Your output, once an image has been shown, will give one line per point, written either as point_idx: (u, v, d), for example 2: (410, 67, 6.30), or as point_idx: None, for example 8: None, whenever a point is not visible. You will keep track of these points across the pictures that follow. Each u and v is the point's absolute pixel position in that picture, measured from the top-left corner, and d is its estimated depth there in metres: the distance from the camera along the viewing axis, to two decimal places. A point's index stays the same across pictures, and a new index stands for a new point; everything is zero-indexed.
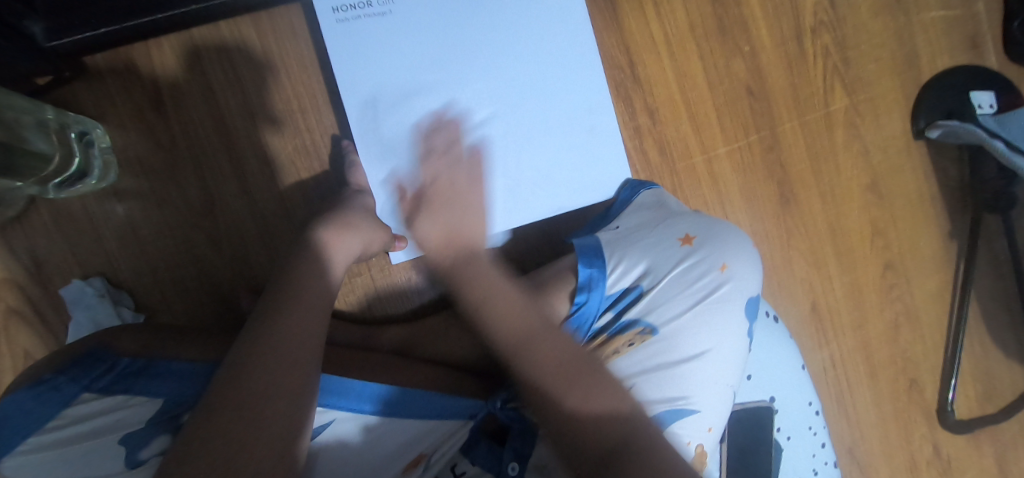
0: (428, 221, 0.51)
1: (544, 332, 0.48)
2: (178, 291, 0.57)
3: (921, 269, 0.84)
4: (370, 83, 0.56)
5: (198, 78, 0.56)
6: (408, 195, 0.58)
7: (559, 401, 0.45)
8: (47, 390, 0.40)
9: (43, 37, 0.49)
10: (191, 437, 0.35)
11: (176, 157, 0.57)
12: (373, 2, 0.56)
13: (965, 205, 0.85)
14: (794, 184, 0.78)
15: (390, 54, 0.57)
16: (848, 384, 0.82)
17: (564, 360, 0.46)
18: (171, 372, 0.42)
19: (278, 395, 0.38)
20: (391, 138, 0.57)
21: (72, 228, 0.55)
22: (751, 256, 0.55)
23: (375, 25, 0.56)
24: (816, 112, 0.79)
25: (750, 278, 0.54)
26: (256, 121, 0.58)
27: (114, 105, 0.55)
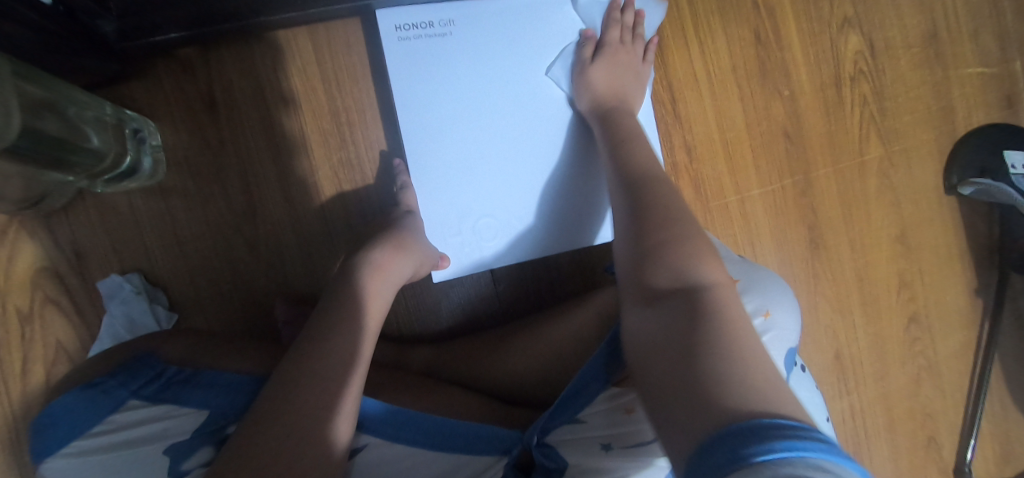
0: (605, 68, 0.60)
1: (667, 191, 0.48)
2: (212, 293, 0.57)
3: (945, 324, 0.84)
4: (427, 101, 0.58)
5: (252, 84, 0.57)
6: (454, 215, 0.59)
7: (648, 230, 0.44)
8: (98, 393, 0.41)
9: (114, 38, 0.50)
10: (238, 453, 0.37)
11: (223, 159, 0.57)
12: (434, 23, 0.58)
13: (991, 263, 0.85)
14: (824, 230, 0.78)
15: (447, 75, 0.58)
16: (866, 436, 0.81)
17: (670, 211, 0.45)
18: (214, 382, 0.42)
19: (322, 415, 0.40)
20: (442, 157, 0.58)
21: (116, 223, 0.55)
22: (791, 305, 0.55)
23: (434, 46, 0.58)
24: (851, 160, 0.79)
25: (790, 328, 0.54)
26: (305, 130, 0.59)
27: (167, 105, 0.56)
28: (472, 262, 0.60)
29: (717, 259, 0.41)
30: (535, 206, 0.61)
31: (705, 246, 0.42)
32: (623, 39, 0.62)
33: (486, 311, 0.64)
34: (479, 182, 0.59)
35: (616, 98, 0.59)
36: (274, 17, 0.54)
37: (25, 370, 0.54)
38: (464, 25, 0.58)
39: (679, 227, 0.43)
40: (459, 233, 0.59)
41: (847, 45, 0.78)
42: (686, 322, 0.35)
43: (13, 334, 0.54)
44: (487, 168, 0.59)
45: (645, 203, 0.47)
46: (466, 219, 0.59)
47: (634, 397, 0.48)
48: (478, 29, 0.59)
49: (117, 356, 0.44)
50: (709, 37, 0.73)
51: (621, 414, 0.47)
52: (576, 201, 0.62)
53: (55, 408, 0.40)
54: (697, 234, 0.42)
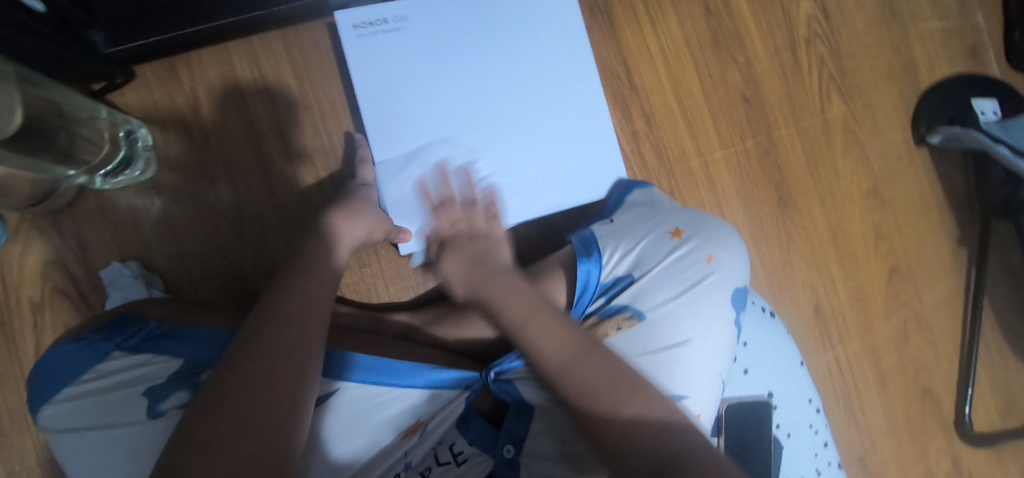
0: (451, 258, 0.56)
1: (597, 356, 0.48)
2: (202, 275, 0.62)
3: (929, 275, 0.84)
4: (387, 89, 0.63)
5: (230, 84, 0.63)
6: (418, 192, 0.63)
7: (631, 423, 0.45)
8: (84, 347, 0.45)
9: (103, 45, 0.56)
10: (216, 390, 0.39)
11: (208, 153, 0.63)
12: (389, 19, 0.63)
13: (970, 212, 0.85)
14: (792, 188, 0.80)
15: (404, 64, 0.63)
16: (856, 390, 0.81)
17: (625, 385, 0.46)
18: (189, 335, 0.46)
19: (284, 356, 0.42)
20: (403, 140, 0.63)
21: (116, 218, 0.61)
22: (736, 248, 0.58)
23: (390, 40, 0.63)
24: (813, 119, 0.81)
25: (738, 270, 0.57)
26: (281, 124, 0.64)
27: (157, 108, 0.62)
28: None
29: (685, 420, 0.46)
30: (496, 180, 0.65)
31: (673, 413, 0.46)
32: (460, 213, 0.60)
33: None
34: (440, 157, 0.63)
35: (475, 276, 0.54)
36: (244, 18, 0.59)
37: (38, 353, 0.59)
38: (417, 18, 0.64)
39: (647, 409, 0.46)
40: (422, 208, 0.63)
41: (799, 9, 0.81)
42: None
43: (27, 321, 0.59)
44: (446, 144, 0.64)
45: (583, 383, 0.46)
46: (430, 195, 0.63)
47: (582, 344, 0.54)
48: (430, 21, 0.64)
49: (101, 319, 0.48)
50: (659, 12, 0.77)
51: None
52: (531, 170, 0.66)
53: (49, 359, 0.45)
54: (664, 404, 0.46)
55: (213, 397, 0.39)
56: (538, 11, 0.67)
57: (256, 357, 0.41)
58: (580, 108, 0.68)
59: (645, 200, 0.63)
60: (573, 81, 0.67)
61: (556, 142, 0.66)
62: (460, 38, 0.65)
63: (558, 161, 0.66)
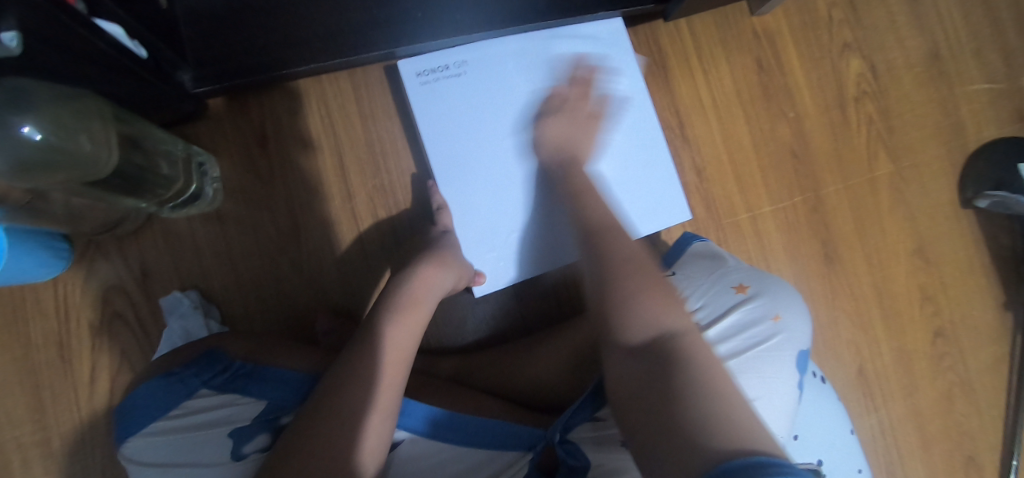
0: (557, 124, 0.64)
1: (623, 234, 0.52)
2: (259, 308, 0.63)
3: (974, 338, 0.83)
4: (447, 133, 0.64)
5: (299, 122, 0.65)
6: (488, 233, 0.64)
7: (616, 280, 0.47)
8: (175, 381, 0.47)
9: (190, 85, 0.58)
10: (303, 437, 0.40)
11: (272, 187, 0.64)
12: (450, 65, 0.64)
13: (1015, 276, 0.85)
14: (838, 245, 0.80)
15: (471, 108, 0.65)
16: (898, 455, 0.79)
17: (635, 257, 0.49)
18: (273, 377, 0.47)
19: (365, 409, 0.43)
20: (475, 181, 0.64)
21: (179, 246, 0.62)
22: (801, 310, 0.58)
23: (453, 84, 0.64)
24: (861, 177, 0.82)
25: (804, 333, 0.57)
26: (344, 161, 0.65)
27: (226, 141, 0.64)
28: (506, 274, 0.65)
29: (680, 306, 0.45)
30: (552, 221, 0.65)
31: (670, 295, 0.46)
32: (583, 98, 0.66)
33: (510, 326, 0.68)
34: (511, 198, 0.65)
35: (561, 153, 0.63)
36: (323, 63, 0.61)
37: (92, 378, 0.59)
38: (478, 64, 0.65)
39: (636, 270, 0.47)
40: (492, 248, 0.64)
41: (849, 68, 0.82)
42: (670, 375, 0.39)
43: (84, 345, 0.59)
44: (515, 185, 0.65)
45: (602, 247, 0.50)
46: (498, 236, 0.65)
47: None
48: (490, 65, 0.66)
49: (188, 355, 0.50)
50: (712, 66, 0.78)
51: None
52: None
53: (140, 392, 0.47)
54: (664, 284, 0.46)
55: (297, 445, 0.40)
56: (589, 56, 0.68)
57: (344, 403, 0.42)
58: (638, 156, 0.68)
59: (708, 252, 0.63)
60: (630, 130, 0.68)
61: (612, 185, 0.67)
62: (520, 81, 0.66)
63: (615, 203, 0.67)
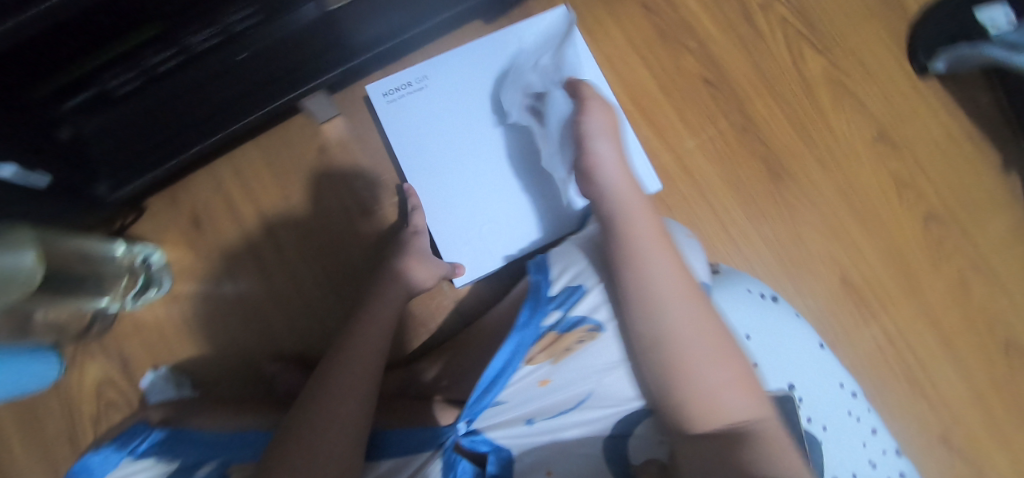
0: (606, 134, 0.57)
1: (688, 296, 0.48)
2: (224, 370, 0.69)
3: (968, 216, 0.75)
4: (418, 141, 0.71)
5: (221, 196, 0.71)
6: (462, 228, 0.70)
7: (693, 365, 0.46)
8: (107, 453, 0.57)
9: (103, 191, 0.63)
10: (295, 426, 0.49)
11: (213, 260, 0.70)
12: (411, 82, 0.72)
13: (997, 139, 0.76)
14: (782, 159, 0.75)
15: (432, 116, 0.72)
16: (917, 359, 0.72)
17: (693, 331, 0.47)
18: (185, 437, 0.57)
19: (343, 394, 0.51)
20: (446, 183, 0.71)
21: (145, 332, 0.68)
22: (689, 247, 0.57)
23: (415, 98, 0.72)
24: (790, 82, 0.77)
25: (699, 266, 0.56)
26: (267, 220, 0.71)
27: (165, 231, 0.70)
28: (483, 264, 0.70)
29: (745, 376, 0.47)
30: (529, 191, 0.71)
31: (735, 365, 0.47)
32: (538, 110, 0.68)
33: (450, 328, 0.71)
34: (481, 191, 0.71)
35: (625, 173, 0.55)
36: (239, 124, 0.67)
37: None
38: (435, 77, 0.72)
39: (691, 348, 0.46)
40: (466, 242, 0.70)
41: None
42: (766, 453, 0.43)
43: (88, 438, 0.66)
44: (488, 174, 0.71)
45: (676, 323, 0.47)
46: (472, 229, 0.70)
47: (546, 368, 0.52)
48: (448, 73, 0.73)
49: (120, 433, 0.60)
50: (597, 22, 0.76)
51: (530, 386, 0.52)
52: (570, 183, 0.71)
53: (84, 464, 0.57)
54: (726, 355, 0.47)
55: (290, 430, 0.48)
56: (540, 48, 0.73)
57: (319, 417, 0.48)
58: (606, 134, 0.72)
59: None
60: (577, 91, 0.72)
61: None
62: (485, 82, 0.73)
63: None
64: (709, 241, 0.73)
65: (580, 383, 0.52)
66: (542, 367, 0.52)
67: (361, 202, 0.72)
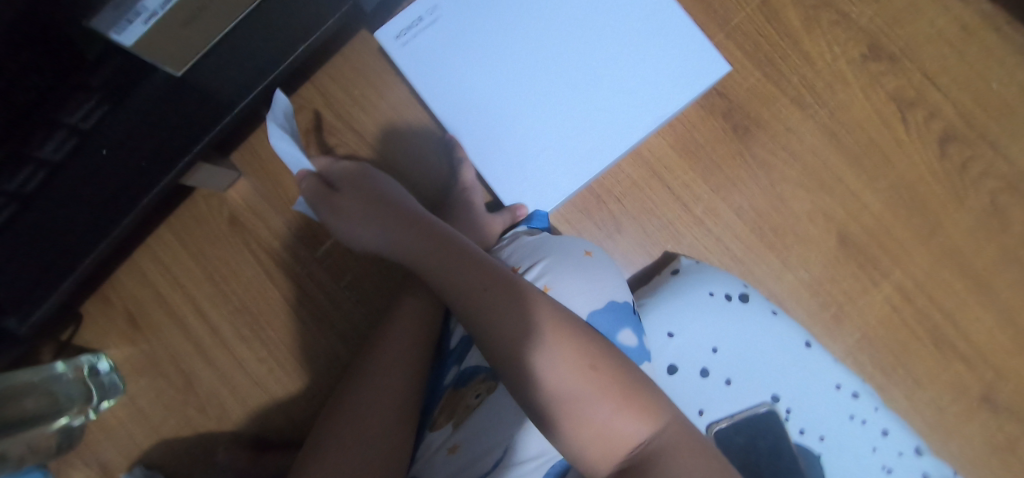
0: (368, 222, 0.53)
1: (536, 332, 0.42)
2: (192, 458, 0.67)
3: (992, 127, 0.60)
4: (445, 74, 0.59)
5: (147, 285, 0.68)
6: (519, 167, 0.59)
7: (562, 411, 0.41)
8: None
9: (17, 324, 0.59)
10: (343, 412, 0.49)
11: (155, 351, 0.68)
12: (422, 14, 0.60)
13: (1018, 21, 0.60)
14: (748, 107, 0.62)
15: (456, 44, 0.59)
16: (944, 313, 0.61)
17: (554, 373, 0.41)
18: None
19: (386, 377, 0.50)
20: (485, 119, 0.59)
21: (112, 434, 0.68)
22: (586, 268, 0.51)
23: (431, 34, 0.59)
24: (745, 8, 0.62)
25: (603, 284, 0.51)
26: (197, 300, 0.68)
27: (104, 331, 0.69)
28: (553, 194, 0.59)
29: (631, 395, 0.41)
30: (578, 115, 0.59)
31: (615, 388, 0.41)
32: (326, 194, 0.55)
33: None
34: (529, 118, 0.59)
35: (401, 232, 0.51)
36: (119, 227, 0.61)
37: None
38: (447, 1, 0.60)
39: (556, 394, 0.41)
40: (524, 179, 0.59)
41: None
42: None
43: None
44: (531, 95, 0.59)
45: (532, 370, 0.42)
46: (529, 163, 0.59)
47: (449, 434, 0.50)
48: None
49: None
50: None
51: (438, 457, 0.49)
52: (628, 88, 0.59)
53: None
54: (600, 382, 0.41)
55: (332, 417, 0.49)
56: None
57: (356, 413, 0.48)
58: (649, 24, 0.59)
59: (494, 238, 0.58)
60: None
61: (621, 50, 0.59)
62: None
63: (635, 69, 0.59)
64: (670, 227, 0.62)
65: (487, 443, 0.48)
66: (446, 432, 0.50)
67: (281, 261, 0.68)
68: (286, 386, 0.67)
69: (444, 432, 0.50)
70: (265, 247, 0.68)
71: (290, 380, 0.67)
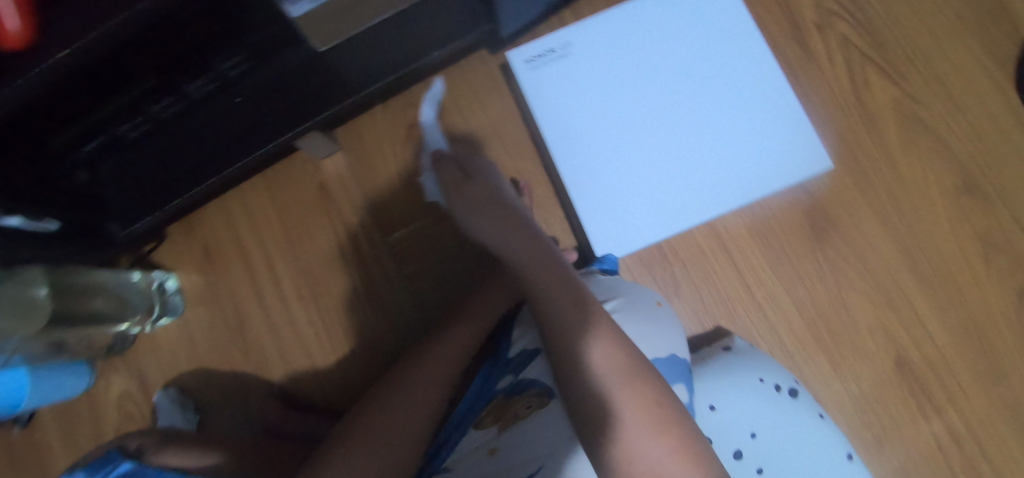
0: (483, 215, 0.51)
1: (600, 356, 0.42)
2: (222, 395, 0.71)
3: None
4: (562, 106, 0.64)
5: (230, 227, 0.74)
6: (609, 207, 0.62)
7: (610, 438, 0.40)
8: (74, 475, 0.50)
9: (117, 228, 0.66)
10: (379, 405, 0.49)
11: (220, 287, 0.73)
12: (555, 48, 0.64)
13: None
14: (832, 209, 0.63)
15: (578, 83, 0.64)
16: (985, 463, 0.59)
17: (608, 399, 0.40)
18: None
19: (429, 384, 0.50)
20: (587, 154, 0.63)
21: (159, 352, 0.73)
22: (655, 318, 0.52)
23: (557, 68, 0.64)
24: (849, 116, 0.64)
25: (667, 337, 0.52)
26: (270, 252, 0.73)
27: (180, 257, 0.74)
28: (631, 240, 0.61)
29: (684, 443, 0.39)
30: (676, 174, 0.62)
31: (668, 431, 0.39)
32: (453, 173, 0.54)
33: None
34: (627, 165, 0.62)
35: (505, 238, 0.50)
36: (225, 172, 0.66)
37: None
38: (581, 42, 0.64)
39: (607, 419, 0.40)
40: (608, 219, 0.62)
41: None
42: None
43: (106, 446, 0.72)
44: (636, 145, 0.62)
45: (587, 392, 0.41)
46: (617, 206, 0.62)
47: (492, 436, 0.49)
48: (596, 34, 0.64)
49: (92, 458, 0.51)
50: None
51: (477, 455, 0.48)
52: (728, 163, 0.62)
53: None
54: (654, 420, 0.39)
55: (367, 407, 0.49)
56: (711, 17, 0.64)
57: (391, 410, 0.48)
58: (762, 110, 0.63)
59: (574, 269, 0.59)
60: (742, 61, 0.64)
61: (732, 127, 0.62)
62: (635, 47, 0.64)
63: (741, 147, 0.62)
64: (728, 303, 0.63)
65: (532, 455, 0.46)
66: (490, 433, 0.49)
67: (354, 237, 0.72)
68: (328, 353, 0.71)
69: (488, 433, 0.49)
70: (344, 220, 0.73)
71: (331, 347, 0.71)
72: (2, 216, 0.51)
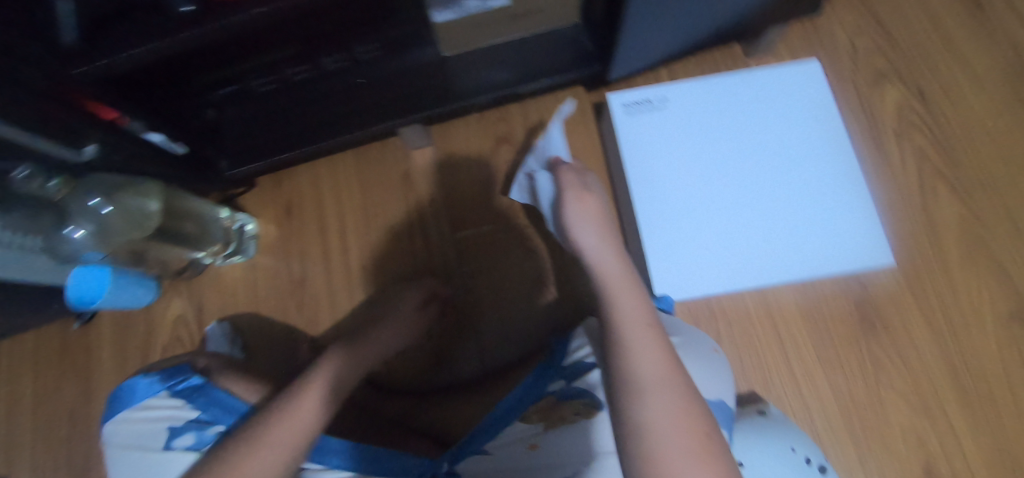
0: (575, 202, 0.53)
1: (641, 373, 0.43)
2: (269, 341, 0.75)
3: None
4: (649, 152, 0.68)
5: (315, 190, 0.80)
6: (676, 252, 0.65)
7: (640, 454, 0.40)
8: (147, 378, 0.55)
9: (227, 167, 0.71)
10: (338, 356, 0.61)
11: (292, 242, 0.78)
12: (653, 99, 0.70)
13: None
14: (882, 305, 0.65)
15: (666, 135, 0.69)
16: None
17: (644, 417, 0.41)
18: (221, 400, 0.55)
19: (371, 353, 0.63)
20: (663, 200, 0.67)
21: (222, 287, 0.78)
22: (710, 363, 0.55)
23: (651, 117, 0.69)
24: (913, 222, 0.67)
25: (718, 383, 0.53)
26: (345, 221, 0.78)
27: (264, 206, 0.80)
28: (691, 288, 0.64)
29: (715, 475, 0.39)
30: (745, 237, 0.65)
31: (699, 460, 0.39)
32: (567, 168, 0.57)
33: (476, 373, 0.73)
34: (699, 219, 0.66)
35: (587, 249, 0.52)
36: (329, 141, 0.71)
37: None
38: (676, 99, 0.70)
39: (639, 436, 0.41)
40: (674, 263, 0.65)
41: (885, 98, 0.72)
42: None
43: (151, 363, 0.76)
44: (711, 201, 0.66)
45: (624, 406, 0.42)
46: (684, 253, 0.65)
47: (537, 433, 0.54)
48: (691, 96, 0.70)
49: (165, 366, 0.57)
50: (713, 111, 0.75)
51: (518, 448, 0.54)
52: (796, 239, 0.65)
53: (134, 381, 0.55)
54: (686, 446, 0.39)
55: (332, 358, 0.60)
56: (801, 107, 0.70)
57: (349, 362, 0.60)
58: (837, 197, 0.66)
59: None
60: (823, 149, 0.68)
61: (804, 207, 0.66)
62: (726, 114, 0.69)
63: (812, 227, 0.65)
64: (765, 369, 0.65)
65: (569, 461, 0.51)
66: (535, 429, 0.54)
67: (424, 225, 0.77)
68: None
69: (533, 429, 0.54)
70: (419, 208, 0.78)
71: None
72: (148, 131, 0.62)
